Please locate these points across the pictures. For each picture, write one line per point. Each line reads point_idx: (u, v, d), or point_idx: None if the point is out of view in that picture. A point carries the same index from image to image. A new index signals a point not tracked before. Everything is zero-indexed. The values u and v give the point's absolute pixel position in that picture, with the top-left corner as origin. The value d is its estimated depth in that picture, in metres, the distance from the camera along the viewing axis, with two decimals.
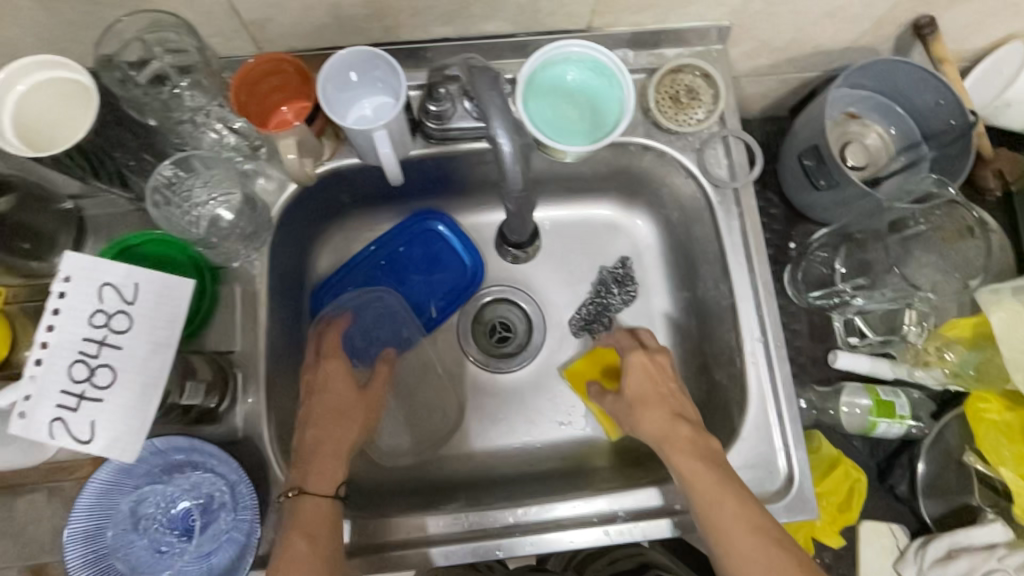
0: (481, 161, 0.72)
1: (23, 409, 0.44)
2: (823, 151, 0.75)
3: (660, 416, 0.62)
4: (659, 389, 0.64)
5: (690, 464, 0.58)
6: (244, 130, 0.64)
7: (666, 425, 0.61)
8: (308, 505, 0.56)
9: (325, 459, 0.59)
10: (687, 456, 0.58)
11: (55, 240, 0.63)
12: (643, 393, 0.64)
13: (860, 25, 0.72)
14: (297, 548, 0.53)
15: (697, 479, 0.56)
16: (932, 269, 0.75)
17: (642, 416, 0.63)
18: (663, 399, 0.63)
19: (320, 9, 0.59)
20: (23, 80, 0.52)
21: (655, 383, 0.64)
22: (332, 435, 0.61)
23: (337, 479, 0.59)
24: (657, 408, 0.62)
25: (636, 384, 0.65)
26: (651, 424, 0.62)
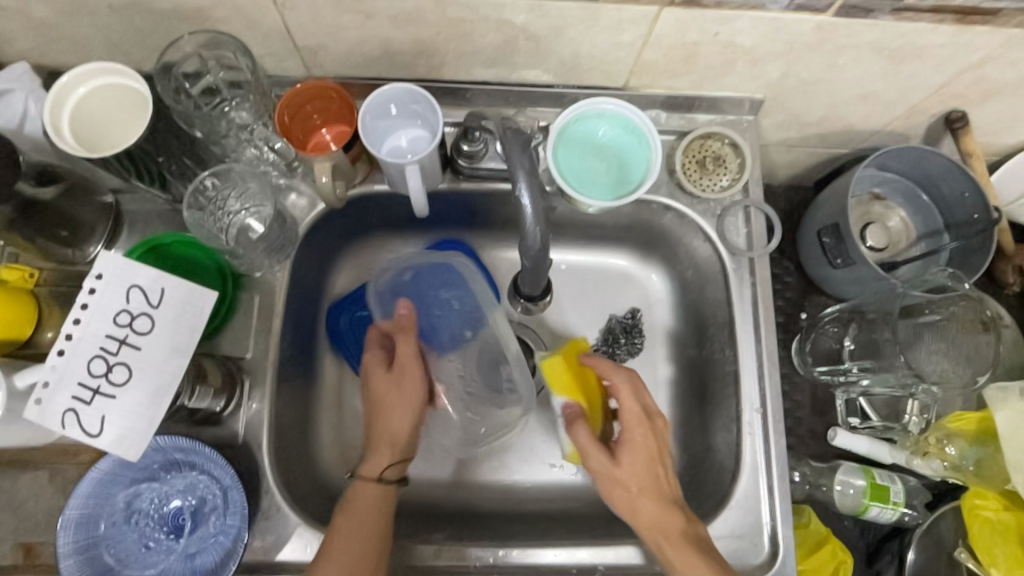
0: (506, 201, 0.74)
1: (40, 396, 0.48)
2: (843, 229, 0.76)
3: (655, 505, 0.58)
4: (653, 472, 0.60)
5: (690, 559, 0.56)
6: (284, 150, 0.66)
7: (665, 518, 0.58)
8: (358, 490, 0.61)
9: (376, 445, 0.64)
10: (688, 552, 0.56)
11: (92, 231, 0.65)
12: (637, 475, 0.59)
13: (892, 110, 0.73)
14: (343, 528, 0.58)
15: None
16: (942, 357, 0.74)
17: (635, 506, 0.59)
18: (657, 482, 0.60)
19: (372, 43, 0.62)
20: (85, 83, 0.55)
21: (650, 462, 0.60)
22: (380, 422, 0.64)
23: (386, 465, 0.63)
24: (651, 495, 0.59)
25: (631, 462, 0.60)
26: (646, 514, 0.58)
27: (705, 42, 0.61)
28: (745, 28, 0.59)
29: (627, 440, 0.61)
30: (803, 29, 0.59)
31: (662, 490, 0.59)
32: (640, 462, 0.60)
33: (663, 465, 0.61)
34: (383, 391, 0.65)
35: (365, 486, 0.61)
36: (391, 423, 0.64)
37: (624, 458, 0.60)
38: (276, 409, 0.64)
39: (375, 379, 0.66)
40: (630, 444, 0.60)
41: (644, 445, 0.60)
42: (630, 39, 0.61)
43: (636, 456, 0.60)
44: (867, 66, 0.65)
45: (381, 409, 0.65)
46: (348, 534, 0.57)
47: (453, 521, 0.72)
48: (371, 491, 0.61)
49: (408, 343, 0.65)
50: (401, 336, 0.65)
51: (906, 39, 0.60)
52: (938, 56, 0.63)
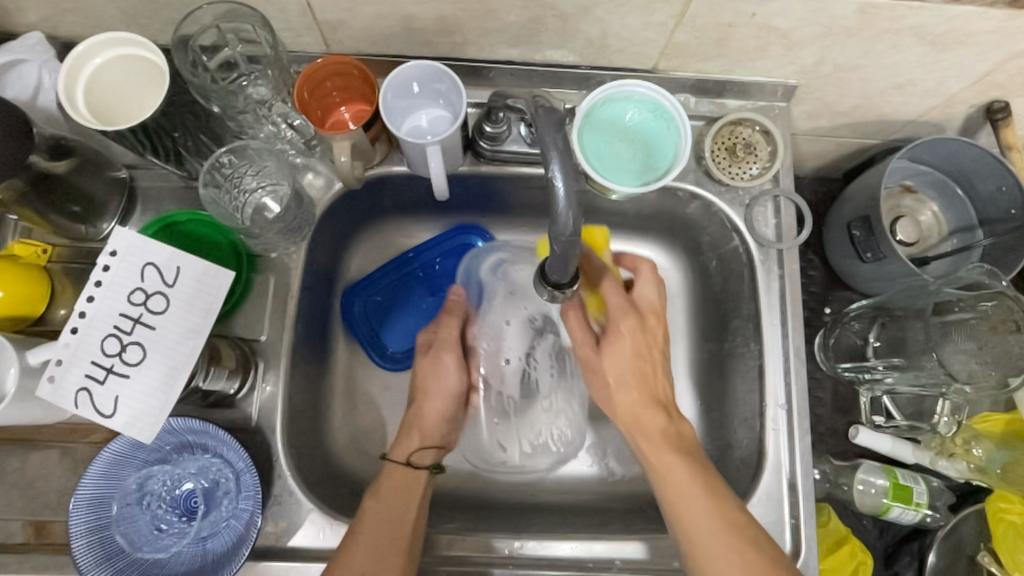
0: (527, 186, 0.72)
1: (53, 374, 0.48)
2: (874, 222, 0.73)
3: (640, 408, 0.60)
4: (639, 370, 0.61)
5: (676, 469, 0.57)
6: (302, 127, 0.64)
7: (644, 416, 0.60)
8: (387, 471, 0.62)
9: (413, 427, 0.67)
10: (676, 461, 0.57)
11: (106, 207, 0.64)
12: (619, 368, 0.61)
13: (930, 100, 0.70)
14: (369, 505, 0.58)
15: (673, 488, 0.56)
16: (968, 356, 0.70)
17: (613, 395, 0.61)
18: (647, 379, 0.61)
19: (393, 18, 0.59)
20: (100, 54, 0.53)
21: (633, 348, 0.61)
22: (420, 405, 0.68)
23: (414, 450, 0.65)
24: (633, 391, 0.61)
25: (615, 365, 0.61)
26: (624, 407, 0.61)
27: (740, 24, 0.59)
28: (783, 10, 0.56)
29: (608, 331, 0.62)
30: (844, 12, 0.56)
31: (654, 408, 0.60)
32: (620, 360, 0.61)
33: (650, 366, 0.62)
34: (425, 373, 0.69)
35: (394, 468, 0.63)
36: (428, 409, 0.67)
37: (606, 351, 0.61)
38: (289, 393, 0.63)
39: (420, 366, 0.70)
40: (612, 334, 0.61)
41: (630, 342, 0.61)
42: (661, 19, 0.59)
43: (619, 352, 0.61)
44: (907, 53, 0.62)
45: (422, 393, 0.68)
46: (378, 514, 0.57)
47: (465, 511, 0.71)
48: (401, 473, 0.62)
49: (452, 328, 0.71)
50: (446, 321, 0.71)
51: (952, 25, 0.57)
52: (984, 42, 0.60)
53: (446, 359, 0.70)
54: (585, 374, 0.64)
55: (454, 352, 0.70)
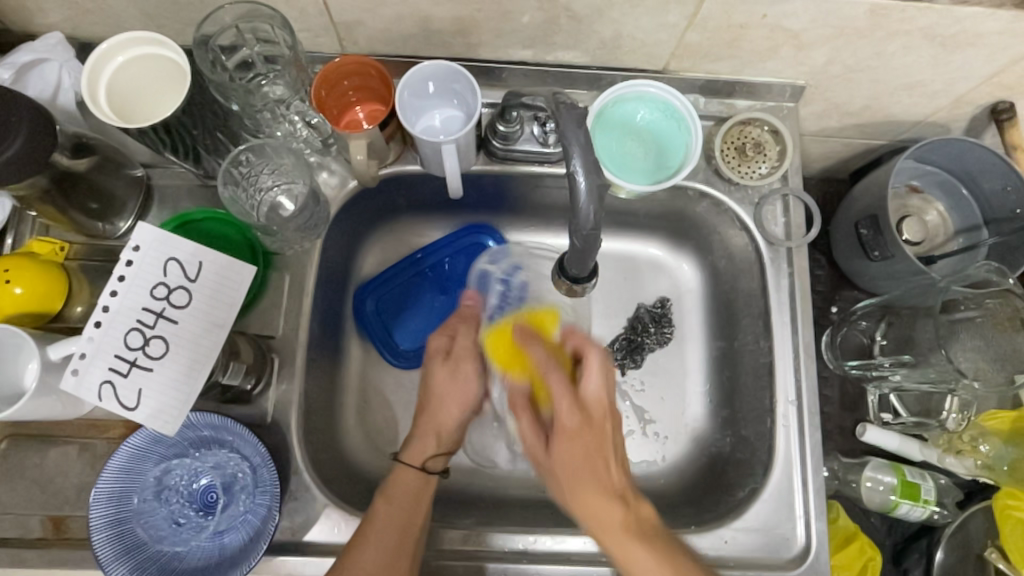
0: (538, 185, 0.73)
1: (77, 367, 0.48)
2: (882, 221, 0.74)
3: (592, 501, 0.52)
4: (586, 436, 0.54)
5: (631, 552, 0.50)
6: (319, 126, 0.65)
7: (597, 507, 0.52)
8: (400, 475, 0.60)
9: (429, 431, 0.63)
10: (626, 536, 0.51)
11: (124, 205, 0.65)
12: (570, 463, 0.53)
13: (937, 101, 0.71)
14: (382, 510, 0.57)
15: (603, 531, 0.52)
16: (976, 354, 0.71)
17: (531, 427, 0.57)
18: (584, 426, 0.54)
19: (410, 20, 0.60)
20: (123, 52, 0.54)
21: (587, 452, 0.53)
22: (434, 410, 0.64)
23: (429, 456, 0.62)
24: (584, 463, 0.53)
25: (562, 448, 0.54)
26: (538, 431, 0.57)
27: (752, 25, 0.60)
28: (795, 11, 0.57)
29: (563, 430, 0.54)
30: (855, 13, 0.57)
31: (609, 495, 0.53)
32: (575, 455, 0.53)
33: (603, 445, 0.54)
34: (440, 380, 0.65)
35: (404, 472, 0.61)
36: (443, 416, 0.64)
37: (558, 451, 0.54)
38: (304, 389, 0.63)
39: (433, 372, 0.65)
40: (565, 435, 0.54)
41: (581, 429, 0.54)
42: (674, 20, 0.60)
43: (571, 450, 0.54)
44: (916, 54, 0.63)
45: (438, 399, 0.64)
46: (393, 519, 0.57)
47: (478, 507, 0.71)
48: (413, 479, 0.60)
49: (472, 335, 0.66)
50: (462, 328, 0.66)
51: (961, 26, 0.58)
52: (991, 44, 0.61)
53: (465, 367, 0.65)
54: (542, 467, 0.57)
55: (476, 353, 0.65)
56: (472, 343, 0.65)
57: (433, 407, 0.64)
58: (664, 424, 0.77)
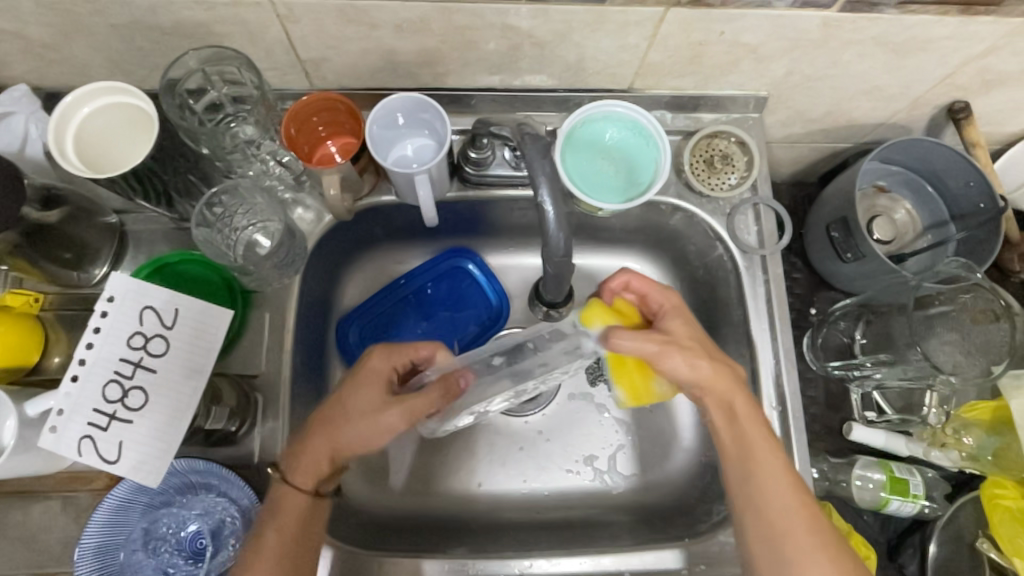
0: (514, 208, 0.74)
1: (55, 424, 0.48)
2: (852, 223, 0.76)
3: (720, 367, 0.58)
4: (705, 336, 0.60)
5: (748, 414, 0.57)
6: (291, 163, 0.65)
7: (730, 378, 0.58)
8: (286, 497, 0.55)
9: (368, 438, 0.57)
10: (745, 407, 0.57)
11: (97, 252, 0.64)
12: (694, 339, 0.59)
13: (896, 103, 0.73)
14: (265, 541, 0.53)
15: (754, 430, 0.57)
16: (952, 348, 0.73)
17: (677, 327, 0.59)
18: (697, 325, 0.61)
19: (376, 53, 0.61)
20: (88, 103, 0.54)
21: (692, 321, 0.61)
22: (371, 419, 0.57)
23: (321, 479, 0.56)
24: (716, 357, 0.59)
25: (683, 329, 0.59)
26: (686, 332, 0.59)
27: (710, 42, 0.61)
28: (751, 26, 0.59)
29: (670, 308, 0.61)
30: (809, 25, 0.59)
31: (728, 371, 0.58)
32: (689, 330, 0.59)
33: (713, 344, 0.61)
34: (390, 404, 0.57)
35: (287, 491, 0.55)
36: (326, 438, 0.56)
37: (674, 326, 0.59)
38: (290, 427, 0.63)
39: (360, 391, 0.58)
40: (669, 309, 0.61)
41: (685, 310, 0.61)
42: (635, 41, 0.61)
43: (685, 321, 0.60)
44: (871, 61, 0.65)
45: (343, 423, 0.56)
46: (288, 556, 0.53)
47: (471, 534, 0.71)
48: (298, 500, 0.55)
49: (436, 401, 0.59)
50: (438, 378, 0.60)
51: (911, 33, 0.60)
52: (942, 48, 0.63)
53: (353, 398, 0.57)
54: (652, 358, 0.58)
55: (399, 420, 0.58)
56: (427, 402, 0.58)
57: (344, 426, 0.56)
58: (655, 437, 0.77)
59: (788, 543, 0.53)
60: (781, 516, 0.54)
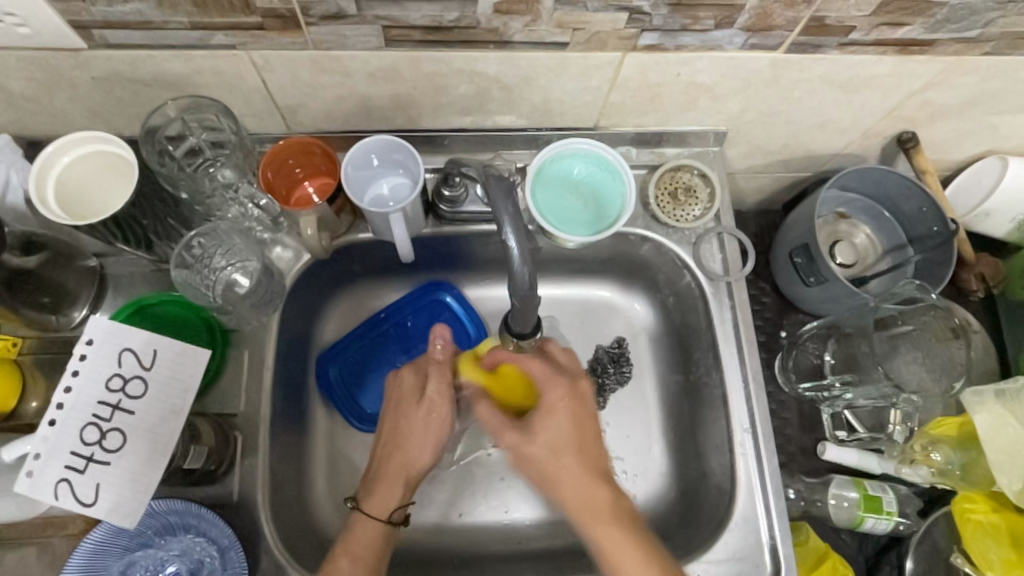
0: (488, 242, 0.76)
1: (31, 469, 0.48)
2: (813, 249, 0.79)
3: (584, 482, 0.58)
4: (576, 439, 0.59)
5: (613, 537, 0.56)
6: (268, 206, 0.67)
7: (587, 488, 0.58)
8: (359, 525, 0.61)
9: (430, 439, 0.65)
10: (608, 523, 0.56)
11: (77, 295, 0.65)
12: (558, 437, 0.59)
13: (848, 135, 0.77)
14: (339, 565, 0.57)
15: (614, 548, 0.55)
16: (917, 366, 0.77)
17: (541, 426, 0.59)
18: (575, 441, 0.59)
19: (351, 99, 0.64)
20: (69, 152, 0.56)
21: (569, 421, 0.59)
22: (429, 419, 0.66)
23: (395, 504, 0.63)
24: (575, 465, 0.59)
25: (545, 435, 0.59)
26: (548, 434, 0.59)
27: (668, 83, 0.65)
28: (705, 68, 0.62)
29: (547, 406, 0.60)
30: (759, 66, 0.63)
31: (600, 485, 0.58)
32: (553, 433, 0.59)
33: (587, 445, 0.60)
34: (435, 407, 0.66)
35: (363, 521, 0.61)
36: (400, 452, 0.65)
37: (538, 425, 0.60)
38: (270, 464, 0.63)
39: (409, 412, 0.66)
40: (547, 409, 0.60)
41: (565, 409, 0.60)
42: (596, 83, 0.64)
43: (554, 423, 0.59)
44: (820, 97, 0.69)
45: (409, 442, 0.65)
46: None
47: (455, 566, 0.71)
48: (369, 530, 0.61)
49: (447, 377, 0.67)
50: (437, 371, 0.67)
51: (854, 71, 0.64)
52: (885, 84, 0.67)
53: (410, 413, 0.66)
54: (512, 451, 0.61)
55: (442, 404, 0.66)
56: (446, 386, 0.67)
57: (403, 444, 0.65)
58: (633, 461, 0.79)
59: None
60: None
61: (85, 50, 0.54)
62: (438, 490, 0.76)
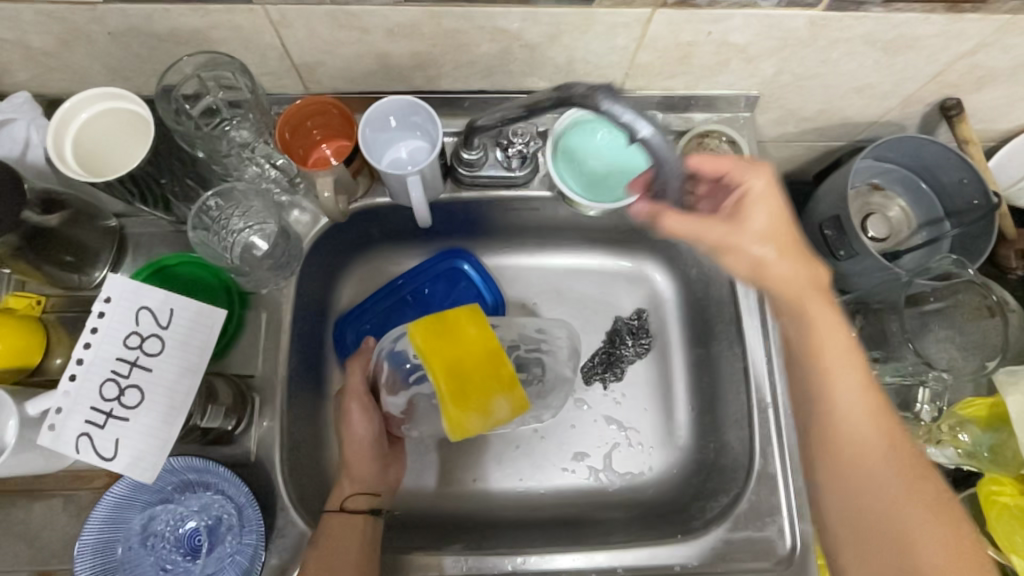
0: (508, 209, 0.75)
1: (53, 422, 0.49)
2: (845, 222, 0.76)
3: (796, 270, 0.52)
4: (789, 223, 0.53)
5: (833, 345, 0.51)
6: (286, 166, 0.67)
7: (809, 277, 0.53)
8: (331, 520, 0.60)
9: (352, 428, 0.66)
10: (823, 305, 0.52)
11: (97, 256, 0.66)
12: (768, 222, 0.52)
13: (888, 101, 0.73)
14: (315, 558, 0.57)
15: (852, 369, 0.51)
16: (949, 343, 0.74)
17: (746, 209, 0.53)
18: (781, 217, 0.53)
19: (370, 57, 0.62)
20: (87, 109, 0.56)
21: (781, 209, 0.53)
22: (346, 412, 0.66)
23: (347, 494, 0.63)
24: (797, 263, 0.52)
25: (759, 220, 0.52)
26: (762, 220, 0.52)
27: (699, 42, 0.62)
28: (738, 26, 0.59)
29: (743, 196, 0.53)
30: (796, 25, 0.59)
31: (802, 275, 0.52)
32: (770, 221, 0.52)
33: (795, 228, 0.53)
34: (349, 406, 0.66)
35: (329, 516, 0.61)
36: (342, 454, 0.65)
37: (750, 214, 0.52)
38: (287, 426, 0.64)
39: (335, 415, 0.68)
40: (748, 197, 0.53)
41: (770, 195, 0.53)
42: (623, 43, 0.61)
43: (766, 211, 0.52)
44: (859, 59, 0.65)
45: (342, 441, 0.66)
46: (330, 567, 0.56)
47: (469, 532, 0.72)
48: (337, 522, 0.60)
49: (360, 377, 0.67)
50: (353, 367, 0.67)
51: (898, 31, 0.61)
52: (931, 45, 0.63)
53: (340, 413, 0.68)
54: (722, 242, 0.53)
55: (359, 399, 0.66)
56: (359, 382, 0.67)
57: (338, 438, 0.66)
58: (650, 435, 0.78)
59: (852, 480, 0.50)
60: (854, 445, 0.50)
61: (100, 4, 0.53)
62: (453, 456, 0.76)
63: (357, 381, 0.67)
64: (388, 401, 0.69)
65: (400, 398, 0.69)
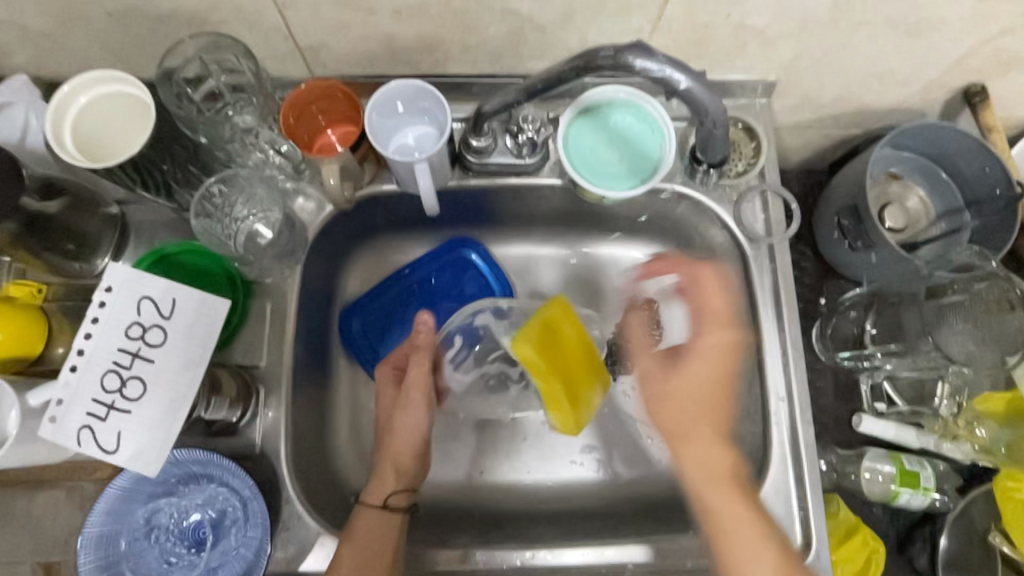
0: (517, 198, 0.73)
1: (55, 413, 0.49)
2: (862, 211, 0.73)
3: (699, 448, 0.56)
4: (720, 379, 0.58)
5: (723, 498, 0.54)
6: (290, 153, 0.65)
7: (712, 457, 0.56)
8: (361, 516, 0.59)
9: (411, 421, 0.64)
10: (730, 491, 0.54)
11: (98, 244, 0.64)
12: (705, 371, 0.57)
13: (909, 87, 0.71)
14: (343, 556, 0.56)
15: (732, 519, 0.53)
16: (966, 338, 0.73)
17: (691, 374, 0.58)
18: (724, 355, 0.57)
19: (376, 39, 0.60)
20: (85, 93, 0.55)
21: (722, 360, 0.57)
22: (405, 402, 0.65)
23: (392, 491, 0.61)
24: (706, 427, 0.57)
25: (697, 370, 0.58)
26: (703, 372, 0.57)
27: (716, 25, 0.60)
28: (758, 8, 0.57)
29: (698, 316, 0.59)
30: (817, 7, 0.57)
31: (709, 434, 0.56)
32: (707, 372, 0.57)
33: (725, 389, 0.58)
34: (411, 394, 0.65)
35: (367, 512, 0.59)
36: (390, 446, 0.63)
37: (693, 363, 0.58)
38: (293, 417, 0.63)
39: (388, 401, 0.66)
40: (701, 350, 0.58)
41: (716, 356, 0.57)
42: (638, 25, 0.59)
43: (705, 366, 0.57)
44: (882, 43, 0.63)
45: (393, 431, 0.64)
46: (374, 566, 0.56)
47: (475, 525, 0.71)
48: (375, 519, 0.59)
49: (424, 368, 0.65)
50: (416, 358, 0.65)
51: (923, 13, 0.58)
52: (957, 28, 0.61)
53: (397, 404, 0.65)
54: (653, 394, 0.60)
55: (422, 389, 0.65)
56: (424, 372, 0.65)
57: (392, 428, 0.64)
58: None
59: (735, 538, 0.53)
60: (727, 516, 0.54)
61: None
62: (459, 448, 0.75)
63: (424, 373, 0.65)
64: (452, 378, 0.71)
65: (465, 377, 0.71)
